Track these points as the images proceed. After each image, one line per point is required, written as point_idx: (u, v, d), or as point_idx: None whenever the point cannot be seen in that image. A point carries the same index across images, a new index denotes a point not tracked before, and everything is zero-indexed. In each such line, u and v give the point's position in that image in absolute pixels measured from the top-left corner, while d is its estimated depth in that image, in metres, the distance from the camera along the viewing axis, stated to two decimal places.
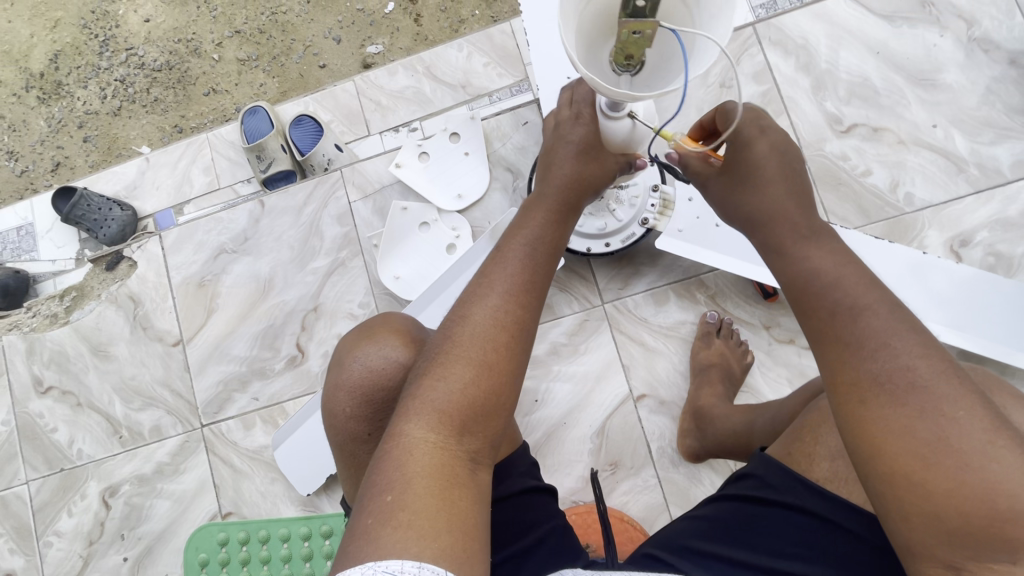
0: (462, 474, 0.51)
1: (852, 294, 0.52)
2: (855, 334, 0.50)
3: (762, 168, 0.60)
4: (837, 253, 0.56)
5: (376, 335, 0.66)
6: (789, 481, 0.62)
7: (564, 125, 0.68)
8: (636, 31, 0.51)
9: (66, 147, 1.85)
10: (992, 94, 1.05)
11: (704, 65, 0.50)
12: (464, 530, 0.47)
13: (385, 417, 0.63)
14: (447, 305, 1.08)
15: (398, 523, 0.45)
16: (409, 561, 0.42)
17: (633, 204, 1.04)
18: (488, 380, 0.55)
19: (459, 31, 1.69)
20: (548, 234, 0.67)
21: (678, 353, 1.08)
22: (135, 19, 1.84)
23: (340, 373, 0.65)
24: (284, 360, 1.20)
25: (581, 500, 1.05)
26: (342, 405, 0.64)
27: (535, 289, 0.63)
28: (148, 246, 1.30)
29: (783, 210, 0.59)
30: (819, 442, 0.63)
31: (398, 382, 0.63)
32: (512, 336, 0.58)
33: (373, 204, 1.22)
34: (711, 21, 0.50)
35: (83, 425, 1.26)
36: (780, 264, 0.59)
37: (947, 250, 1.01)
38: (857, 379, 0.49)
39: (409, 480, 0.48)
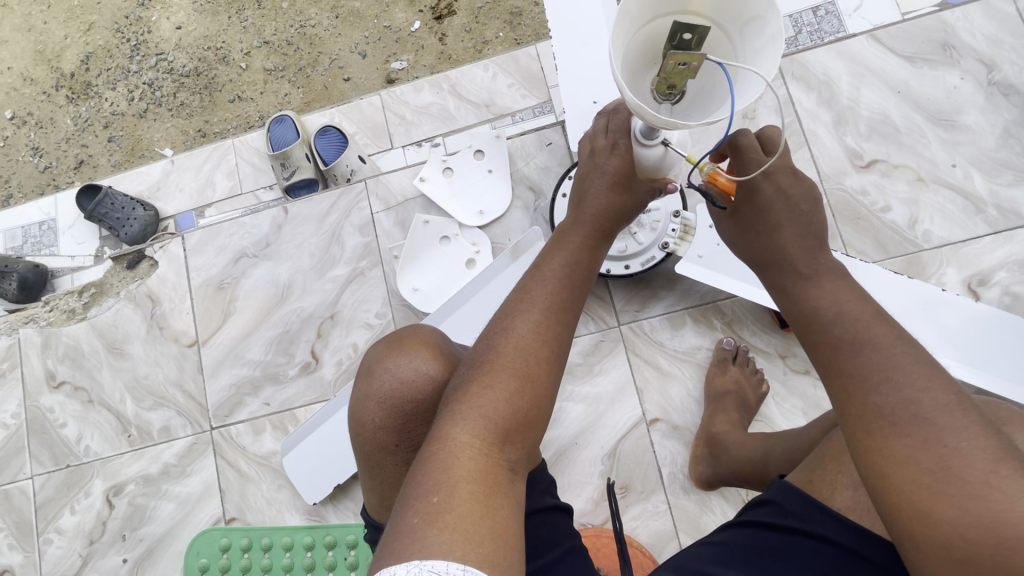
0: (504, 482, 0.51)
1: (854, 327, 0.51)
2: (859, 367, 0.49)
3: (772, 211, 0.60)
4: (841, 290, 0.55)
5: (406, 346, 0.67)
6: (810, 509, 0.61)
7: (600, 154, 0.70)
8: (683, 62, 0.53)
9: (90, 145, 1.88)
10: (1011, 136, 1.06)
11: (748, 99, 0.52)
12: (505, 536, 0.47)
13: (414, 429, 0.64)
14: (466, 318, 1.09)
15: (442, 525, 0.45)
16: (453, 563, 0.43)
17: (654, 228, 1.05)
18: (528, 392, 0.57)
19: (482, 51, 1.73)
20: (582, 258, 0.69)
21: (692, 379, 1.08)
22: (167, 26, 1.89)
23: (370, 383, 0.66)
24: (298, 366, 1.21)
25: (590, 522, 1.04)
26: (371, 415, 0.64)
27: (568, 308, 0.65)
28: (170, 247, 1.32)
29: (784, 248, 0.59)
30: (841, 470, 0.63)
31: (430, 393, 0.64)
32: (551, 351, 0.60)
33: (395, 216, 1.24)
34: (756, 55, 0.52)
35: (93, 423, 1.27)
36: (785, 303, 0.59)
37: (964, 288, 1.02)
38: (863, 410, 0.48)
39: (454, 483, 0.49)
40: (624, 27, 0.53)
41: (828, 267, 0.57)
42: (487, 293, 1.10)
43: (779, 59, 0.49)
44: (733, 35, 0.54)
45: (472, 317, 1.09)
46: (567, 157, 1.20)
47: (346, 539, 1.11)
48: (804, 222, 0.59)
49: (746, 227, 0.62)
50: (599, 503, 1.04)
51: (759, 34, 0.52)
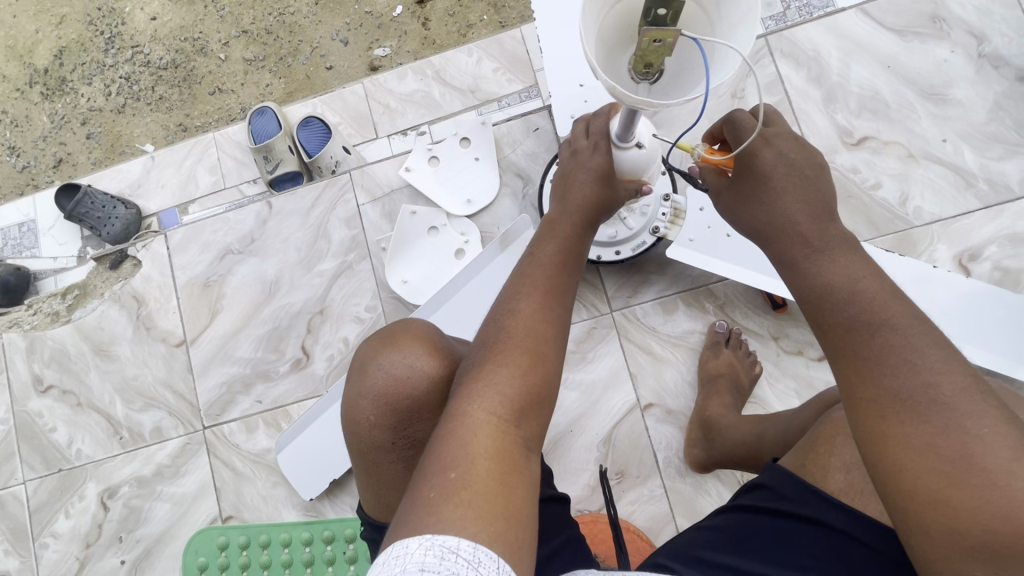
0: (519, 459, 0.51)
1: (869, 307, 0.49)
2: (875, 350, 0.47)
3: (770, 178, 0.57)
4: (853, 264, 0.52)
5: (401, 341, 0.66)
6: (804, 493, 0.60)
7: (582, 154, 0.70)
8: (658, 39, 0.51)
9: (68, 143, 1.83)
10: (1001, 109, 1.05)
11: (723, 76, 0.50)
12: (519, 515, 0.46)
13: (410, 426, 0.63)
14: (457, 310, 1.08)
15: (457, 504, 0.45)
16: (465, 540, 0.42)
17: (645, 212, 1.03)
18: (539, 372, 0.56)
19: (467, 35, 1.69)
20: (577, 240, 0.68)
21: (685, 363, 1.07)
22: (142, 18, 1.84)
23: (363, 380, 0.65)
24: (289, 362, 1.19)
25: (586, 508, 1.05)
26: (365, 413, 0.63)
27: (566, 291, 0.64)
28: (153, 245, 1.29)
29: (792, 219, 0.56)
30: (834, 454, 0.62)
31: (429, 387, 0.63)
32: (558, 332, 0.60)
33: (381, 208, 1.21)
34: (731, 31, 0.50)
35: (83, 426, 1.25)
36: (789, 277, 0.55)
37: (955, 263, 1.01)
38: (877, 393, 0.46)
39: (470, 461, 0.48)
40: (597, 4, 0.51)
41: (840, 240, 0.54)
42: (478, 283, 1.08)
43: (755, 34, 0.47)
44: (710, 10, 0.52)
45: (462, 310, 1.08)
46: (554, 143, 1.18)
47: (345, 534, 1.11)
48: (810, 188, 0.56)
49: (744, 195, 0.59)
50: (596, 489, 1.05)
51: (734, 8, 0.50)
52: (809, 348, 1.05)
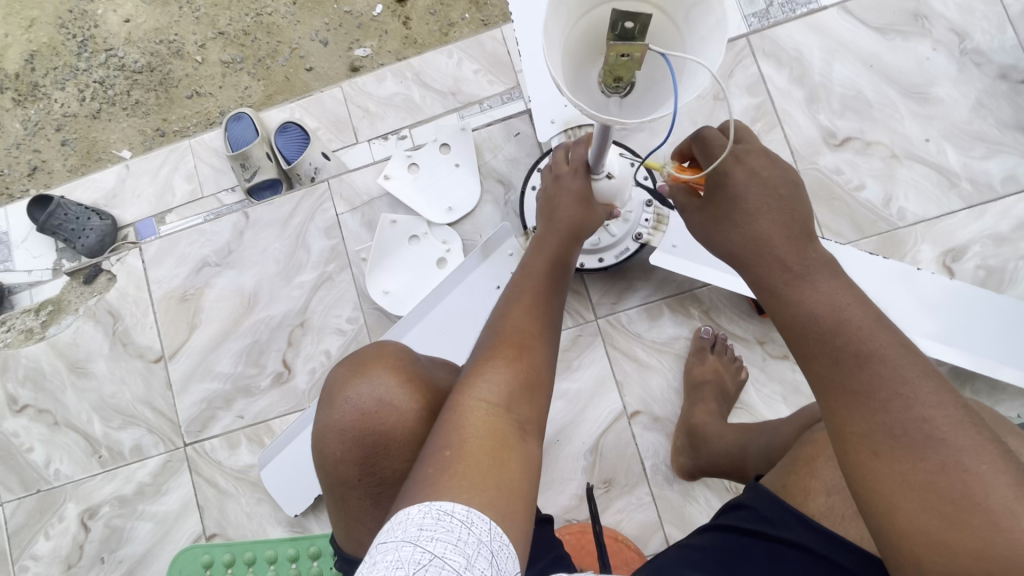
0: (512, 439, 0.56)
1: (854, 339, 0.47)
2: (863, 382, 0.46)
3: (743, 202, 0.56)
4: (837, 292, 0.50)
5: (371, 367, 0.64)
6: (784, 516, 0.60)
7: (564, 178, 0.81)
8: (625, 54, 0.48)
9: (42, 150, 1.78)
10: (983, 107, 1.05)
11: (694, 92, 0.47)
12: (511, 486, 0.52)
13: (378, 462, 0.61)
14: (439, 321, 1.05)
15: (456, 477, 0.51)
16: (459, 505, 0.48)
17: (627, 219, 1.01)
18: (527, 367, 0.64)
19: (448, 34, 1.66)
20: (560, 254, 0.79)
21: (671, 369, 1.06)
22: (115, 19, 1.79)
23: (332, 412, 0.63)
24: (270, 377, 1.17)
25: (574, 518, 1.04)
26: (332, 447, 0.62)
27: (549, 302, 0.74)
28: (128, 259, 1.26)
29: (768, 241, 0.54)
30: (815, 476, 0.61)
31: (402, 413, 0.61)
32: (542, 333, 0.69)
33: (361, 217, 1.19)
34: (701, 44, 0.48)
35: (61, 445, 1.22)
36: (773, 306, 0.53)
37: (939, 264, 1.01)
38: (868, 427, 0.44)
39: (466, 439, 0.54)
40: (562, 17, 0.50)
41: (821, 264, 0.52)
42: (459, 295, 1.06)
43: (724, 49, 0.45)
44: (678, 21, 0.50)
45: (444, 319, 1.05)
46: (535, 148, 1.16)
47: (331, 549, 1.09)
48: (789, 210, 0.55)
49: (718, 216, 0.58)
50: (583, 498, 1.04)
51: (704, 21, 0.48)
52: None
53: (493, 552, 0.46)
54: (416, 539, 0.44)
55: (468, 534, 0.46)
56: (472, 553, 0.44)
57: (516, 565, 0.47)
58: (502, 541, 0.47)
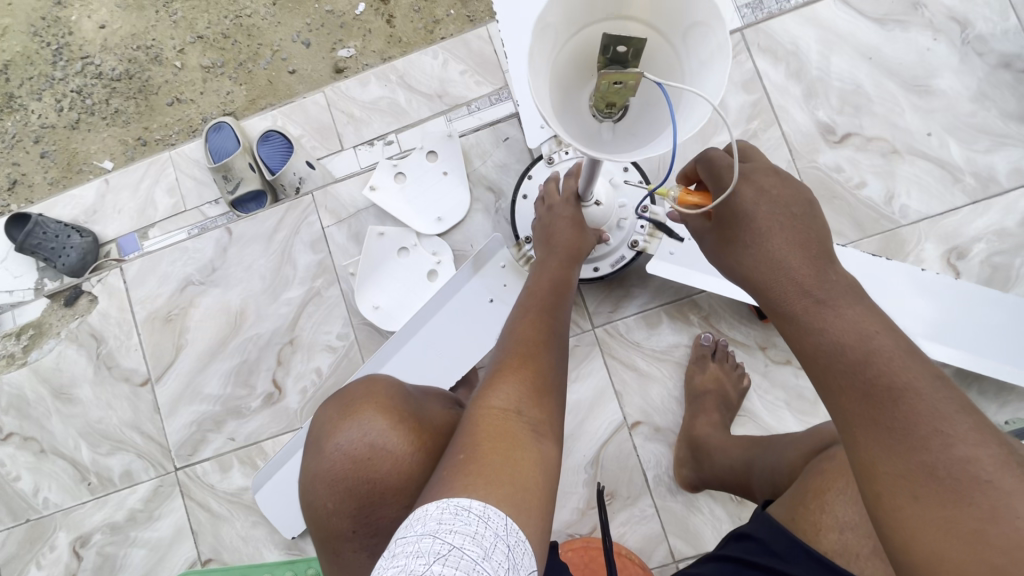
0: (526, 441, 0.54)
1: (886, 371, 0.43)
2: (899, 419, 0.42)
3: (754, 218, 0.54)
4: (862, 319, 0.47)
5: (359, 409, 0.60)
6: (794, 550, 0.62)
7: (557, 208, 0.85)
8: (617, 81, 0.45)
9: (21, 163, 1.73)
10: (986, 98, 1.01)
11: (692, 125, 0.44)
12: (530, 489, 0.50)
13: (373, 511, 0.58)
14: (432, 339, 1.01)
15: (470, 475, 0.48)
16: (477, 501, 0.46)
17: (622, 227, 0.97)
18: (534, 376, 0.61)
19: (434, 32, 1.61)
20: (559, 274, 0.78)
21: (672, 378, 1.04)
22: (90, 26, 1.73)
23: (320, 461, 0.59)
24: (260, 398, 1.14)
25: (576, 532, 1.02)
26: (324, 499, 0.59)
27: (555, 317, 0.72)
28: (109, 279, 1.22)
29: (785, 263, 0.51)
30: (826, 511, 0.63)
31: (397, 455, 0.58)
32: (546, 344, 0.66)
33: (348, 229, 1.15)
34: (702, 69, 0.44)
35: (49, 473, 1.19)
36: (793, 333, 0.50)
37: (943, 263, 0.98)
38: (905, 467, 0.41)
39: (477, 442, 0.52)
40: (550, 41, 0.46)
41: (843, 288, 0.49)
42: (452, 311, 1.02)
43: (726, 80, 0.41)
44: (675, 42, 0.46)
45: (438, 335, 1.02)
46: (525, 153, 1.13)
47: None
48: (803, 229, 0.53)
49: (728, 240, 0.56)
50: (586, 512, 1.02)
51: (704, 43, 0.44)
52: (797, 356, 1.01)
53: (510, 547, 0.44)
54: (435, 532, 0.42)
55: (485, 529, 0.44)
56: (489, 545, 0.43)
57: (532, 562, 0.45)
58: (518, 536, 0.45)
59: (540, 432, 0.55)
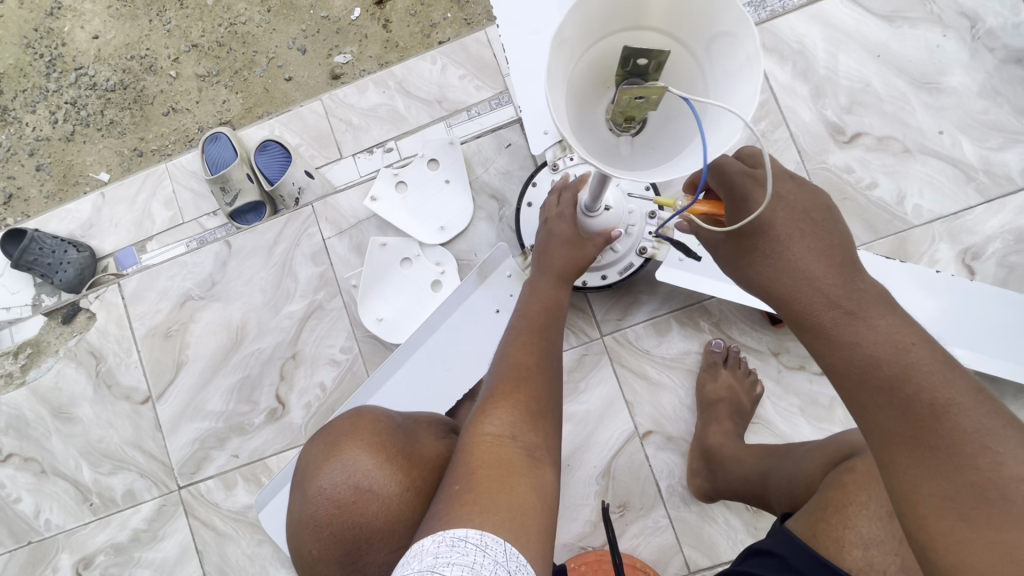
0: (524, 468, 0.52)
1: (927, 386, 0.41)
2: (944, 437, 0.40)
3: (773, 225, 0.51)
4: (893, 330, 0.45)
5: (344, 448, 0.55)
6: (816, 569, 0.59)
7: (553, 222, 0.83)
8: (639, 96, 0.43)
9: (16, 177, 1.71)
10: (998, 94, 0.99)
11: (719, 142, 0.41)
12: (529, 518, 0.47)
13: (360, 558, 0.52)
14: (438, 350, 0.99)
15: (473, 507, 0.46)
16: (473, 529, 0.43)
17: (630, 233, 0.95)
18: (529, 401, 0.59)
19: (431, 36, 1.59)
20: (552, 297, 0.77)
21: (683, 386, 1.02)
22: (83, 36, 1.71)
23: (302, 504, 0.53)
24: (263, 413, 1.12)
25: (589, 545, 1.00)
26: (307, 546, 0.52)
27: (547, 340, 0.70)
28: (107, 295, 1.20)
29: (811, 273, 0.49)
30: (850, 527, 0.59)
31: (384, 497, 0.53)
32: (541, 367, 0.64)
33: (349, 240, 1.13)
34: (727, 82, 0.42)
35: (49, 494, 1.17)
36: (822, 347, 0.47)
37: (958, 264, 0.96)
38: (951, 491, 0.39)
39: (472, 472, 0.50)
40: (568, 54, 0.44)
41: (873, 296, 0.47)
42: (457, 321, 1.00)
43: (756, 95, 0.39)
44: (699, 53, 0.44)
45: (444, 347, 0.99)
46: (529, 159, 1.11)
47: None
48: (826, 235, 0.50)
49: (745, 250, 0.53)
50: (598, 524, 1.00)
51: (730, 55, 0.42)
52: (811, 361, 1.00)
53: (511, 573, 0.41)
54: (432, 566, 0.39)
55: (484, 557, 0.41)
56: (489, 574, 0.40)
57: None
58: (519, 560, 0.42)
59: (536, 458, 0.53)
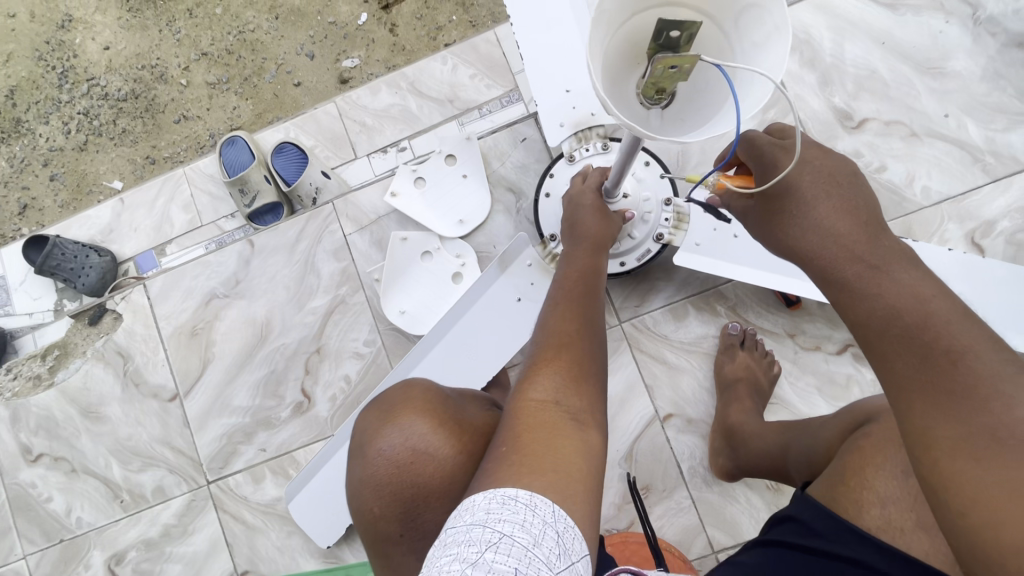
0: (568, 429, 0.54)
1: (945, 334, 0.44)
2: (957, 381, 0.42)
3: (797, 190, 0.54)
4: (914, 282, 0.47)
5: (400, 414, 0.61)
6: (839, 531, 0.61)
7: (580, 195, 0.89)
8: (673, 66, 0.46)
9: (31, 187, 1.74)
10: (1001, 77, 1.02)
11: (751, 105, 0.45)
12: (577, 476, 0.50)
13: (418, 515, 0.59)
14: (462, 337, 1.02)
15: (520, 467, 0.48)
16: (522, 489, 0.46)
17: (647, 220, 0.98)
18: (571, 367, 0.61)
19: (437, 39, 1.62)
20: (585, 264, 0.79)
21: (701, 369, 1.04)
22: (94, 48, 1.75)
23: (365, 465, 0.60)
24: (289, 407, 1.14)
25: (614, 527, 1.02)
26: (371, 503, 0.60)
27: (594, 312, 0.72)
28: (132, 296, 1.22)
29: (836, 229, 0.52)
30: (868, 488, 0.61)
31: (437, 459, 0.59)
32: (580, 333, 0.67)
33: (371, 235, 1.16)
34: (755, 51, 0.46)
35: (80, 492, 1.19)
36: (844, 300, 0.50)
37: (968, 243, 0.98)
38: (963, 433, 0.40)
39: (519, 434, 0.53)
40: (603, 30, 0.47)
41: (896, 252, 0.49)
42: (480, 309, 1.02)
43: (785, 58, 0.42)
44: (727, 26, 0.47)
45: (467, 334, 1.02)
46: (544, 152, 1.14)
47: None
48: (853, 197, 0.53)
49: (774, 213, 0.56)
50: (622, 507, 1.02)
51: (757, 26, 0.45)
52: (826, 342, 1.02)
53: (559, 533, 0.44)
54: (485, 521, 0.43)
55: (533, 516, 0.44)
56: (539, 533, 0.43)
57: (583, 546, 0.45)
58: (567, 522, 0.45)
59: (581, 420, 0.55)
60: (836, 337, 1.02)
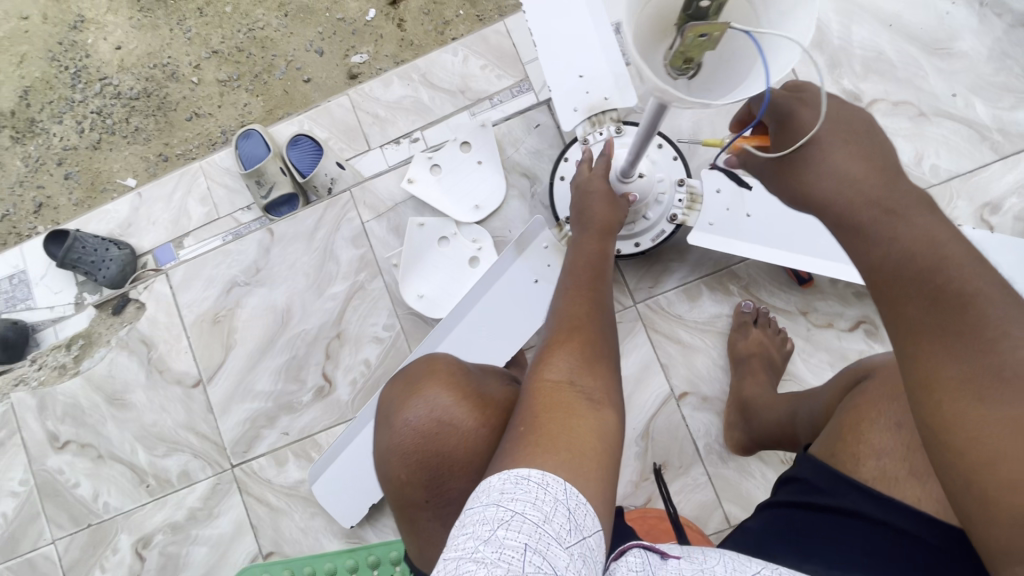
0: (583, 408, 0.56)
1: (958, 279, 0.45)
2: (966, 325, 0.44)
3: (817, 135, 0.55)
4: (927, 227, 0.49)
5: (424, 387, 0.64)
6: (839, 484, 0.61)
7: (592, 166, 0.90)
8: (704, 34, 0.47)
9: (47, 186, 1.77)
10: (1007, 57, 1.04)
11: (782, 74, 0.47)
12: (592, 453, 0.51)
13: (442, 484, 0.61)
14: (476, 318, 1.04)
15: (535, 447, 0.50)
16: (535, 469, 0.47)
17: (661, 201, 1.00)
18: (585, 351, 0.63)
19: (445, 33, 1.64)
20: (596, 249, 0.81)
21: (715, 347, 1.06)
22: (106, 47, 1.77)
23: (391, 434, 0.63)
24: (311, 391, 1.16)
25: (632, 504, 1.04)
26: (397, 470, 0.63)
27: (604, 298, 0.74)
28: (155, 286, 1.25)
29: (852, 174, 0.53)
30: (864, 441, 0.62)
31: (461, 430, 0.61)
32: (593, 318, 0.69)
33: (388, 222, 1.18)
34: (782, 20, 0.48)
35: (106, 478, 1.22)
36: (858, 245, 0.51)
37: (977, 219, 1.00)
38: (968, 372, 0.43)
39: (535, 413, 0.55)
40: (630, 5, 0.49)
41: (912, 199, 0.51)
42: (493, 291, 1.05)
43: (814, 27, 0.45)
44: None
45: (481, 312, 1.04)
46: (557, 138, 1.16)
47: (391, 556, 1.09)
48: (868, 144, 0.54)
49: (788, 161, 0.56)
50: (640, 484, 1.04)
51: None
52: (838, 319, 1.04)
53: (571, 510, 0.45)
54: (499, 500, 0.44)
55: (545, 494, 0.45)
56: (550, 509, 0.44)
57: (596, 521, 0.46)
58: (578, 499, 0.46)
59: (595, 400, 0.57)
60: (847, 314, 1.04)
